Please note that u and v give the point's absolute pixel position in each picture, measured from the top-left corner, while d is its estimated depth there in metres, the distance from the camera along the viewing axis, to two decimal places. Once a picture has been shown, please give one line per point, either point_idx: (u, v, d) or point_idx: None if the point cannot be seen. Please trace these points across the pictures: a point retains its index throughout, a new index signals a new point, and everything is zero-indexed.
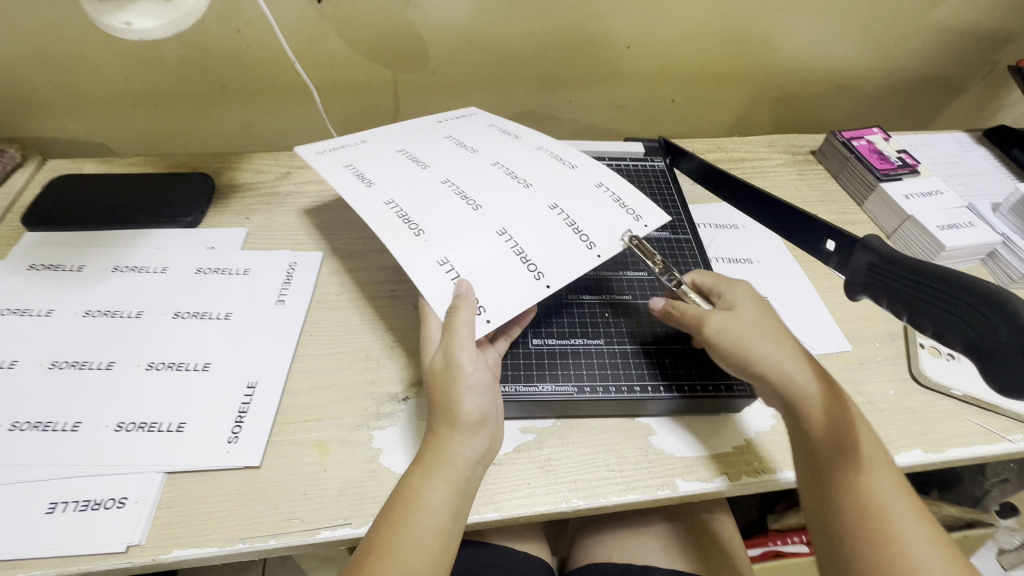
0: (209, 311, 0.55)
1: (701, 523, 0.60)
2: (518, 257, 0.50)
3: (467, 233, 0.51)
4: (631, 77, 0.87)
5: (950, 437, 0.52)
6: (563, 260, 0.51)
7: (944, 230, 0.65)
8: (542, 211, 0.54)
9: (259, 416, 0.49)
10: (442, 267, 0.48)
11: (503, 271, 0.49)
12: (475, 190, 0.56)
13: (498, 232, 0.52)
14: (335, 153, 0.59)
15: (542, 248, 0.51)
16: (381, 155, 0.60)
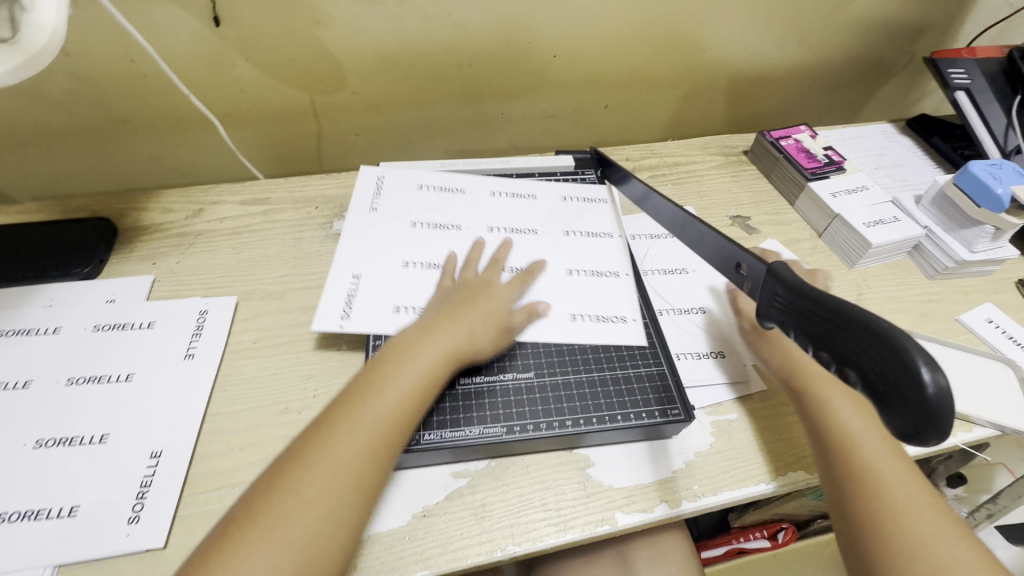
0: (107, 374, 0.51)
1: (654, 543, 0.59)
2: (595, 273, 0.59)
3: (558, 290, 0.57)
4: (561, 85, 0.85)
5: None
6: (618, 252, 0.62)
7: (870, 227, 0.67)
8: (566, 237, 0.62)
9: (165, 490, 0.45)
10: (577, 318, 0.54)
11: (610, 293, 0.57)
12: (511, 257, 0.59)
13: (568, 271, 0.58)
14: (356, 308, 0.53)
15: (603, 256, 0.61)
16: (382, 269, 0.57)
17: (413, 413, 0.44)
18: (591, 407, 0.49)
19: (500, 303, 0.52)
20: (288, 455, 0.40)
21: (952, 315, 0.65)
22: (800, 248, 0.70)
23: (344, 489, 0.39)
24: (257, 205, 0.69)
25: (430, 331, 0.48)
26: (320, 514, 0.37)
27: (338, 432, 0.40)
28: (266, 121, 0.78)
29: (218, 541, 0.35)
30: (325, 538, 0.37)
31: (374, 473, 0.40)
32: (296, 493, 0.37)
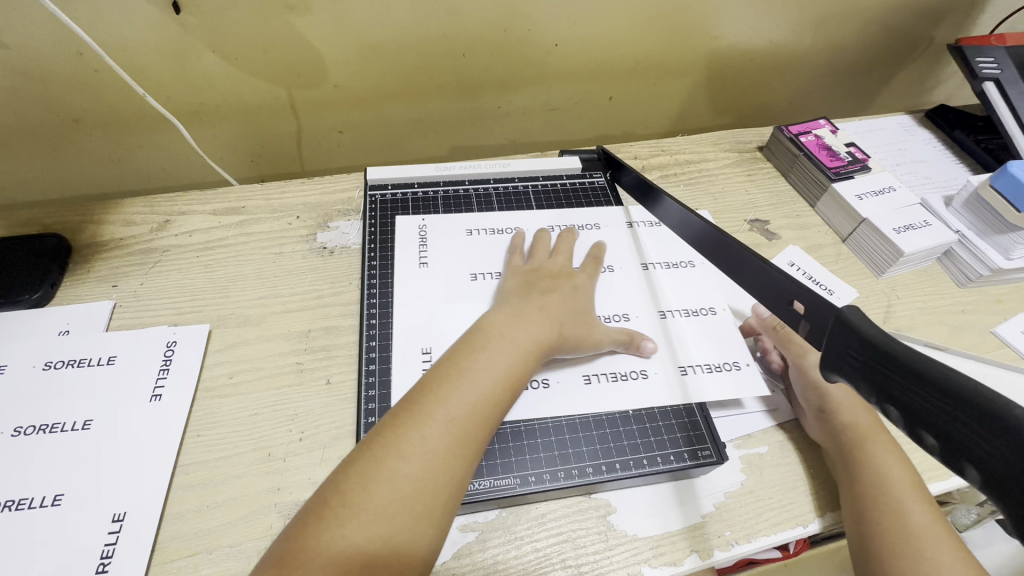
0: (61, 422, 0.45)
1: None
2: (693, 314, 0.55)
3: (662, 342, 0.52)
4: (563, 76, 0.78)
5: (926, 471, 0.48)
6: (703, 283, 0.57)
7: (901, 234, 0.62)
8: (647, 273, 0.57)
9: (130, 560, 0.39)
10: (688, 372, 0.50)
11: (714, 339, 0.53)
12: (605, 304, 0.54)
13: (663, 314, 0.54)
14: None
15: (695, 292, 0.56)
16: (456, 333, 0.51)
17: (516, 385, 0.41)
18: (613, 451, 0.45)
19: (584, 295, 0.51)
20: (396, 415, 0.38)
21: (986, 327, 0.60)
22: (824, 255, 0.66)
23: (450, 448, 0.36)
24: (230, 215, 0.62)
25: (521, 313, 0.46)
26: (428, 472, 0.35)
27: (446, 393, 0.38)
28: (239, 119, 0.70)
29: (329, 497, 0.34)
30: (435, 494, 0.35)
31: (478, 438, 0.38)
32: (401, 448, 0.35)
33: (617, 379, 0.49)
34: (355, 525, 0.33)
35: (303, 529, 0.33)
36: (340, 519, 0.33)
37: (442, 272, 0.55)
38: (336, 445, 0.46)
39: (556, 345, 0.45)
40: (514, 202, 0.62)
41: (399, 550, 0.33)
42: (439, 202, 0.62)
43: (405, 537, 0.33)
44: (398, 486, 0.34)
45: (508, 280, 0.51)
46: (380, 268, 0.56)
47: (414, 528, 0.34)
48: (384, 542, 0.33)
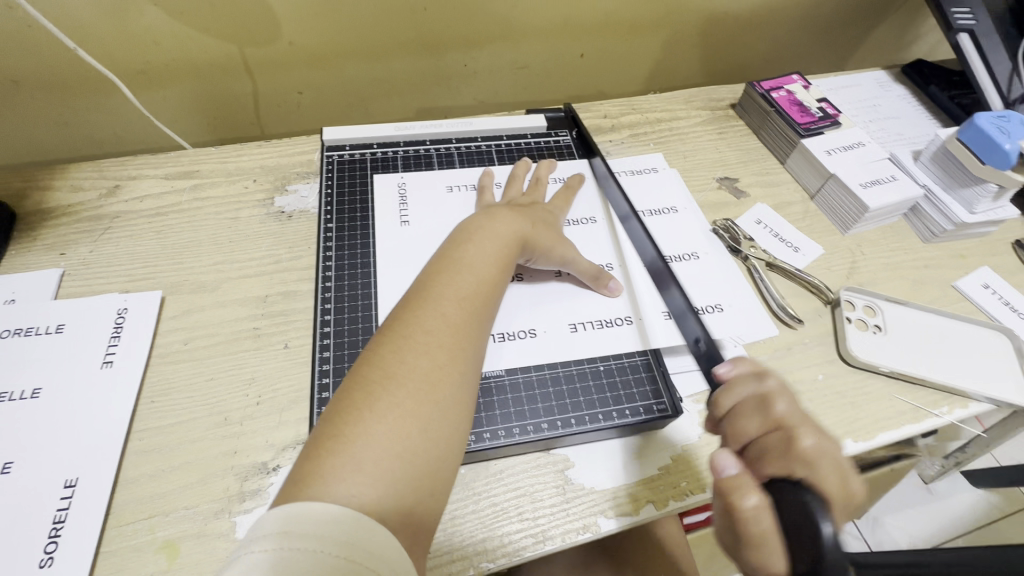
0: (9, 390, 0.44)
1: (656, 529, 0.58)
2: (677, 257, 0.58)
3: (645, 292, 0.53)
4: (531, 32, 0.75)
5: (877, 420, 0.49)
6: (683, 231, 0.61)
7: (867, 188, 0.61)
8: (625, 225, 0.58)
9: (83, 523, 0.39)
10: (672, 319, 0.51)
11: (694, 287, 0.54)
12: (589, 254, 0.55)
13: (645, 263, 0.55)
14: None
15: (677, 239, 0.60)
16: None
17: (507, 268, 0.45)
18: (568, 407, 0.46)
19: (556, 217, 0.53)
20: (405, 305, 0.39)
21: (948, 281, 0.61)
22: (791, 212, 0.65)
23: (466, 320, 0.39)
24: (183, 180, 0.60)
25: (499, 216, 0.48)
26: (453, 340, 0.38)
27: (450, 279, 0.41)
28: (191, 78, 0.67)
29: (367, 374, 0.35)
30: (462, 358, 0.37)
31: (485, 311, 0.41)
32: (423, 325, 0.38)
33: (603, 326, 0.50)
34: (405, 391, 0.34)
35: (348, 404, 0.33)
36: (387, 388, 0.34)
37: (424, 229, 0.54)
38: (294, 407, 0.46)
39: (531, 245, 0.48)
40: (476, 161, 0.60)
41: (446, 405, 0.35)
42: (399, 162, 0.59)
43: (451, 396, 0.35)
44: (429, 354, 0.36)
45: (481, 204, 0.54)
46: (359, 228, 0.54)
47: (453, 390, 0.36)
48: (434, 402, 0.34)
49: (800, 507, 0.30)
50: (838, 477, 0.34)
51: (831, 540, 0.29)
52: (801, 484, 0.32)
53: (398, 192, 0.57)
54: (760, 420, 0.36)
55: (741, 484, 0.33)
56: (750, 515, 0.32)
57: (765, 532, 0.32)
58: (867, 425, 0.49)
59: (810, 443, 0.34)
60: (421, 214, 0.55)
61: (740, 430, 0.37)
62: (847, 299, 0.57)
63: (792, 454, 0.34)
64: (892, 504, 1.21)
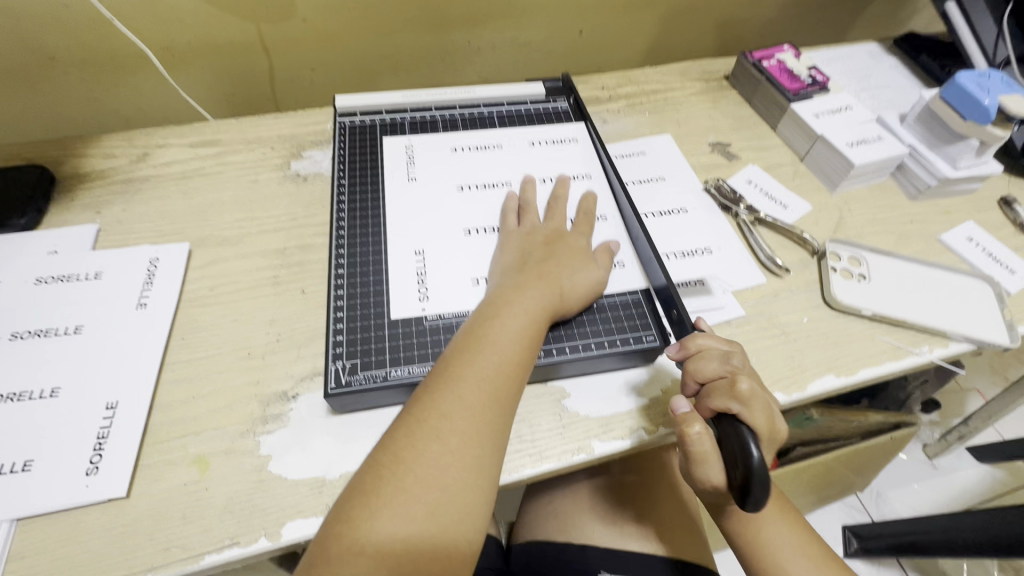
0: (54, 327, 0.48)
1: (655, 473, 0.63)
2: (667, 213, 0.61)
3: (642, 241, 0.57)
4: (530, 9, 0.79)
5: (860, 357, 0.52)
6: (673, 193, 0.63)
7: (854, 147, 0.64)
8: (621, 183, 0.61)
9: (124, 440, 0.43)
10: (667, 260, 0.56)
11: (685, 235, 0.59)
12: None
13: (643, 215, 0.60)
14: (438, 292, 0.50)
15: (667, 198, 0.63)
16: (447, 236, 0.54)
17: (534, 342, 0.44)
18: (563, 337, 0.48)
19: (581, 252, 0.51)
20: (431, 383, 0.41)
21: (934, 235, 0.63)
22: (782, 173, 0.68)
23: (485, 416, 0.39)
24: (207, 148, 0.65)
25: (527, 282, 0.47)
26: (471, 432, 0.38)
27: (471, 360, 0.41)
28: (211, 56, 0.72)
29: (385, 457, 0.37)
30: (486, 451, 0.38)
31: (508, 394, 0.41)
32: (444, 414, 0.39)
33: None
34: (422, 487, 0.36)
35: (362, 490, 0.36)
36: (399, 483, 0.36)
37: (430, 185, 0.58)
38: (312, 344, 0.50)
39: (558, 304, 0.47)
40: (478, 125, 0.64)
41: (457, 510, 0.36)
42: (407, 127, 0.63)
43: (465, 495, 0.37)
44: (447, 446, 0.37)
45: (506, 253, 0.51)
46: (369, 185, 0.58)
47: (469, 502, 0.37)
48: (447, 499, 0.36)
49: (736, 436, 0.39)
50: (768, 418, 0.41)
51: (758, 461, 0.37)
52: (736, 420, 0.40)
53: (406, 154, 0.60)
54: (714, 364, 0.43)
55: (690, 418, 0.41)
56: (696, 439, 0.40)
57: (706, 453, 0.41)
58: (849, 362, 0.52)
59: (750, 386, 0.41)
60: (427, 172, 0.59)
61: (700, 369, 0.43)
62: (833, 250, 0.59)
63: (734, 394, 0.41)
64: (896, 478, 1.22)
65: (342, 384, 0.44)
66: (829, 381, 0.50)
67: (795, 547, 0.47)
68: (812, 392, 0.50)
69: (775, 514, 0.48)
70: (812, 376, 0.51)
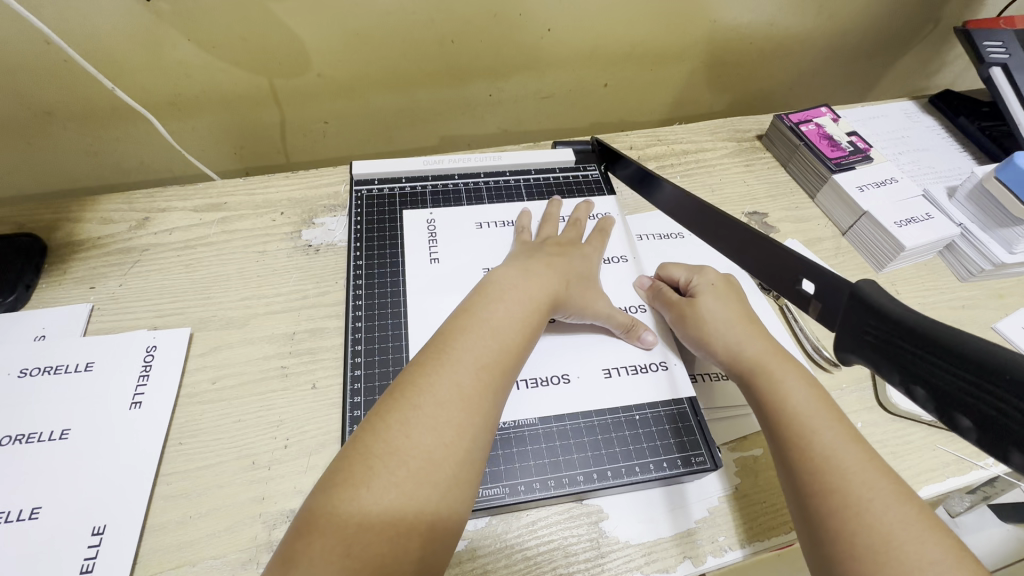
0: (37, 431, 0.43)
1: None
2: None
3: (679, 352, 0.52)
4: (556, 63, 0.75)
5: (921, 472, 0.48)
6: None
7: (902, 227, 0.60)
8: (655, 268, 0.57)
9: (112, 573, 0.38)
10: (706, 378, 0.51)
11: None
12: (621, 296, 0.54)
13: None
14: None
15: None
16: None
17: (533, 333, 0.42)
18: (604, 458, 0.44)
19: (590, 262, 0.52)
20: (420, 365, 0.38)
21: (987, 322, 0.59)
22: (823, 249, 0.64)
23: (480, 391, 0.37)
24: (212, 212, 0.60)
25: (527, 275, 0.46)
26: (462, 419, 0.35)
27: (462, 343, 0.39)
28: (219, 109, 0.67)
29: (368, 444, 0.34)
30: (476, 435, 0.36)
31: (503, 377, 0.39)
32: (435, 393, 0.36)
33: (637, 371, 0.49)
34: (403, 469, 0.33)
35: (346, 481, 0.32)
36: (387, 465, 0.33)
37: (454, 266, 0.54)
38: (323, 452, 0.45)
39: (564, 299, 0.46)
40: (505, 195, 0.60)
41: (444, 490, 0.33)
42: (428, 197, 0.59)
43: (450, 481, 0.33)
44: (437, 435, 0.34)
45: (517, 249, 0.52)
46: (388, 265, 0.54)
47: (454, 485, 0.34)
48: (428, 484, 0.33)
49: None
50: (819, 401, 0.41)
51: None
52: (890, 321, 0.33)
53: (427, 228, 0.56)
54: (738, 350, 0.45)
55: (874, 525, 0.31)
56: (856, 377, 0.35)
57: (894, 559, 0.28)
58: (910, 477, 0.47)
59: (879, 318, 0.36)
60: (450, 250, 0.55)
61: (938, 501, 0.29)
62: None
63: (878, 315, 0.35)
64: None
65: None
66: None
67: (840, 433, 0.38)
68: None
69: (792, 374, 0.42)
70: None
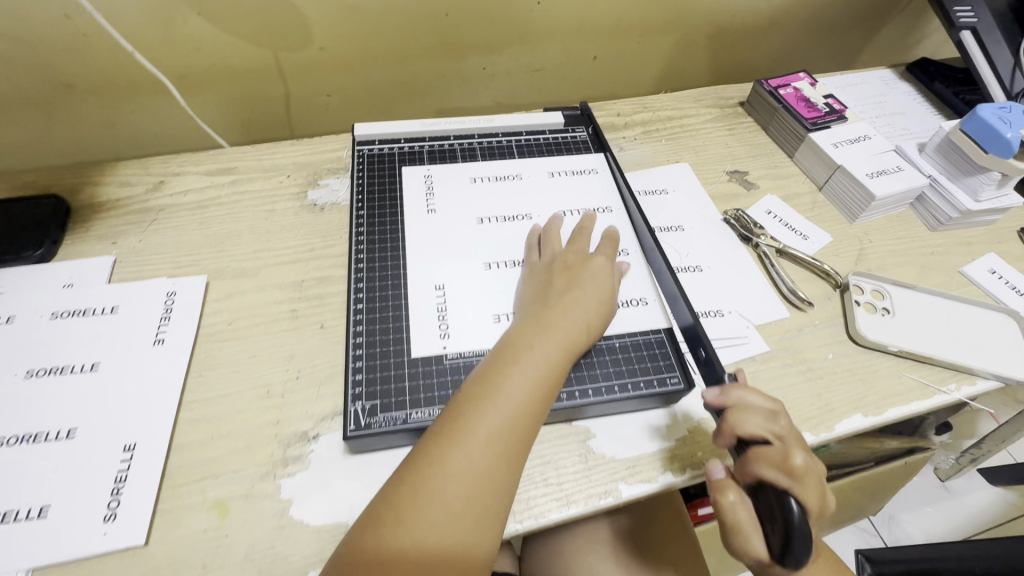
0: (71, 364, 0.47)
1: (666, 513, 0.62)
2: (681, 251, 0.61)
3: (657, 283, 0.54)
4: (546, 36, 0.79)
5: (887, 396, 0.51)
6: (700, 234, 0.63)
7: (873, 178, 0.64)
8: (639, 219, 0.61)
9: (141, 485, 0.42)
10: None
11: (704, 292, 0.57)
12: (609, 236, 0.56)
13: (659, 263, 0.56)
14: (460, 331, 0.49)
15: (688, 237, 0.62)
16: (465, 269, 0.53)
17: (547, 392, 0.41)
18: (586, 378, 0.48)
19: (603, 278, 0.49)
20: (440, 422, 0.39)
21: (955, 267, 0.63)
22: (800, 203, 0.68)
23: (496, 460, 0.37)
24: (223, 175, 0.64)
25: (537, 316, 0.45)
26: (475, 484, 0.36)
27: (479, 396, 0.40)
28: (227, 83, 0.71)
29: (388, 509, 0.36)
30: (497, 486, 0.37)
31: (522, 444, 0.39)
32: (449, 463, 0.36)
33: (620, 305, 0.52)
34: (415, 536, 0.34)
35: (364, 541, 0.35)
36: (399, 530, 0.35)
37: (450, 215, 0.57)
38: (331, 381, 0.49)
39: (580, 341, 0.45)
40: (497, 154, 0.64)
41: (455, 561, 0.34)
42: (425, 156, 0.63)
43: (470, 533, 0.35)
44: (449, 498, 0.35)
45: (528, 279, 0.50)
46: (388, 216, 0.57)
47: (467, 551, 0.35)
48: (441, 554, 0.34)
49: None
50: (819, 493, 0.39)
51: None
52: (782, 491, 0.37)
53: (424, 184, 0.60)
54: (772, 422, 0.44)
55: (726, 485, 0.39)
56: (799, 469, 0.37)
57: (741, 522, 0.38)
58: (876, 401, 0.51)
59: (807, 461, 0.36)
60: (447, 202, 0.58)
61: (742, 420, 0.39)
62: (856, 283, 0.59)
63: (786, 466, 0.37)
64: (906, 501, 1.21)
65: (362, 426, 0.43)
66: (857, 421, 0.49)
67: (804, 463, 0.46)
68: (838, 433, 0.49)
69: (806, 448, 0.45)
70: (839, 416, 0.50)
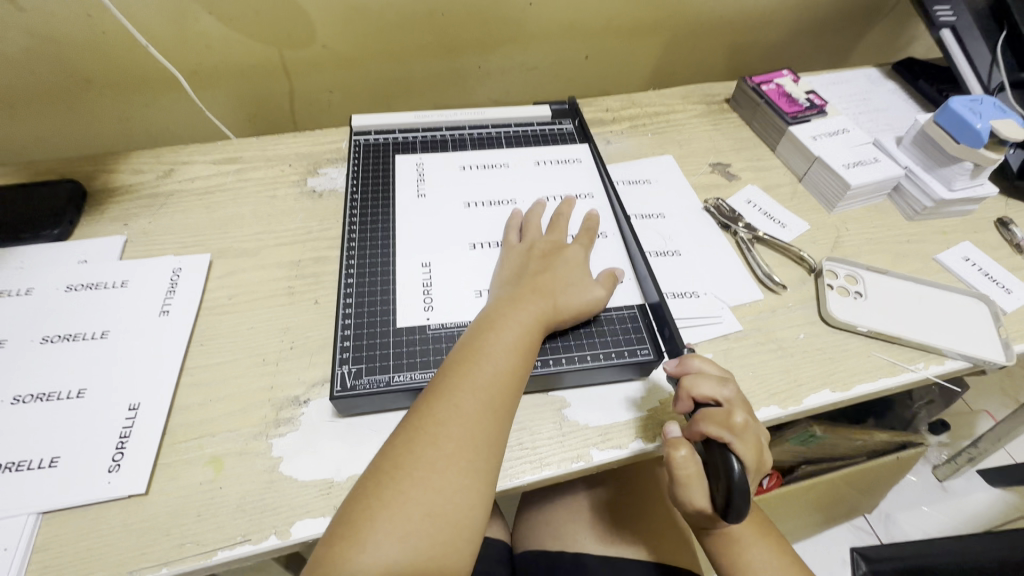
0: (83, 331, 0.51)
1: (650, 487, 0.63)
2: (661, 237, 0.63)
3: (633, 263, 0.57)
4: (539, 35, 0.83)
5: (856, 373, 0.53)
6: (681, 221, 0.65)
7: (850, 168, 0.66)
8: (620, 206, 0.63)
9: (144, 440, 0.45)
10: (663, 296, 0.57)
11: (681, 275, 0.60)
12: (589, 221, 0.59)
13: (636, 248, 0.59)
14: (443, 304, 0.52)
15: (669, 224, 0.65)
16: (452, 249, 0.56)
17: (524, 359, 0.45)
18: (560, 348, 0.50)
19: (578, 265, 0.52)
20: (427, 397, 0.42)
21: (930, 254, 0.65)
22: (780, 193, 0.70)
23: (481, 418, 0.40)
24: (229, 164, 0.68)
25: (519, 298, 0.48)
26: (465, 440, 0.39)
27: (467, 371, 0.42)
28: (235, 79, 0.76)
29: (384, 467, 0.38)
30: (487, 444, 0.40)
31: (505, 405, 0.42)
32: (439, 423, 0.39)
33: None
34: (412, 489, 0.37)
35: (365, 498, 0.37)
36: (398, 484, 0.37)
37: (440, 200, 0.61)
38: (323, 351, 0.52)
39: (553, 318, 0.48)
40: (487, 145, 0.67)
41: (454, 511, 0.37)
42: (418, 145, 0.66)
43: (467, 485, 0.38)
44: (442, 452, 0.38)
45: (505, 265, 0.53)
46: (381, 200, 0.60)
47: (464, 499, 0.37)
48: (440, 503, 0.37)
49: None
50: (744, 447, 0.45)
51: None
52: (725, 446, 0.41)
53: (416, 171, 0.63)
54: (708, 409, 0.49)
55: (678, 442, 0.44)
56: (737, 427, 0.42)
57: (690, 476, 0.43)
58: (845, 377, 0.53)
59: (744, 420, 0.42)
60: (437, 188, 0.62)
61: (698, 385, 0.44)
62: (830, 268, 0.61)
63: (729, 424, 0.42)
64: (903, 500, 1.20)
65: (348, 387, 0.46)
66: (825, 396, 0.51)
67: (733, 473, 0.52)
68: (805, 407, 0.51)
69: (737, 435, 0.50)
70: (807, 391, 0.52)
